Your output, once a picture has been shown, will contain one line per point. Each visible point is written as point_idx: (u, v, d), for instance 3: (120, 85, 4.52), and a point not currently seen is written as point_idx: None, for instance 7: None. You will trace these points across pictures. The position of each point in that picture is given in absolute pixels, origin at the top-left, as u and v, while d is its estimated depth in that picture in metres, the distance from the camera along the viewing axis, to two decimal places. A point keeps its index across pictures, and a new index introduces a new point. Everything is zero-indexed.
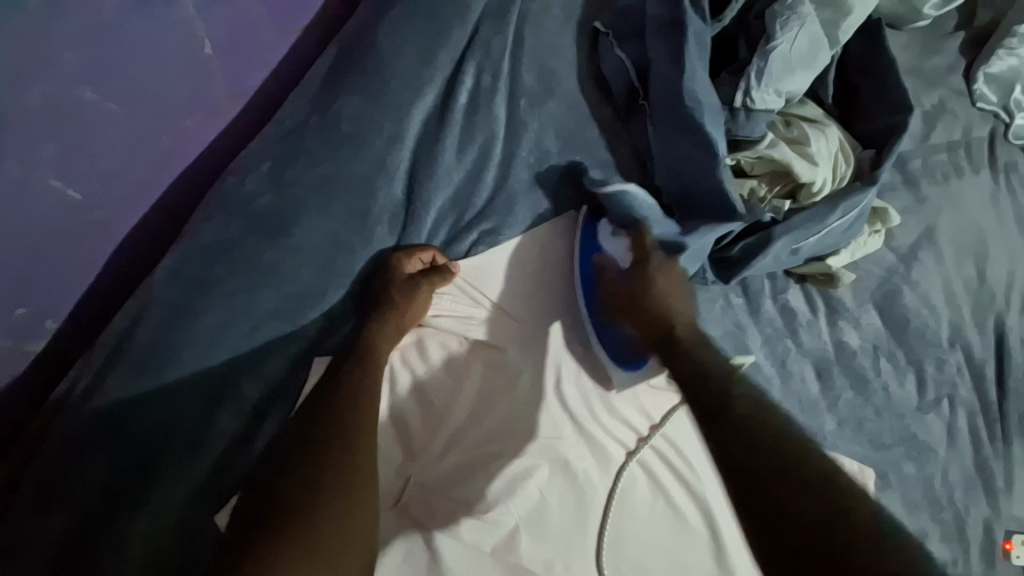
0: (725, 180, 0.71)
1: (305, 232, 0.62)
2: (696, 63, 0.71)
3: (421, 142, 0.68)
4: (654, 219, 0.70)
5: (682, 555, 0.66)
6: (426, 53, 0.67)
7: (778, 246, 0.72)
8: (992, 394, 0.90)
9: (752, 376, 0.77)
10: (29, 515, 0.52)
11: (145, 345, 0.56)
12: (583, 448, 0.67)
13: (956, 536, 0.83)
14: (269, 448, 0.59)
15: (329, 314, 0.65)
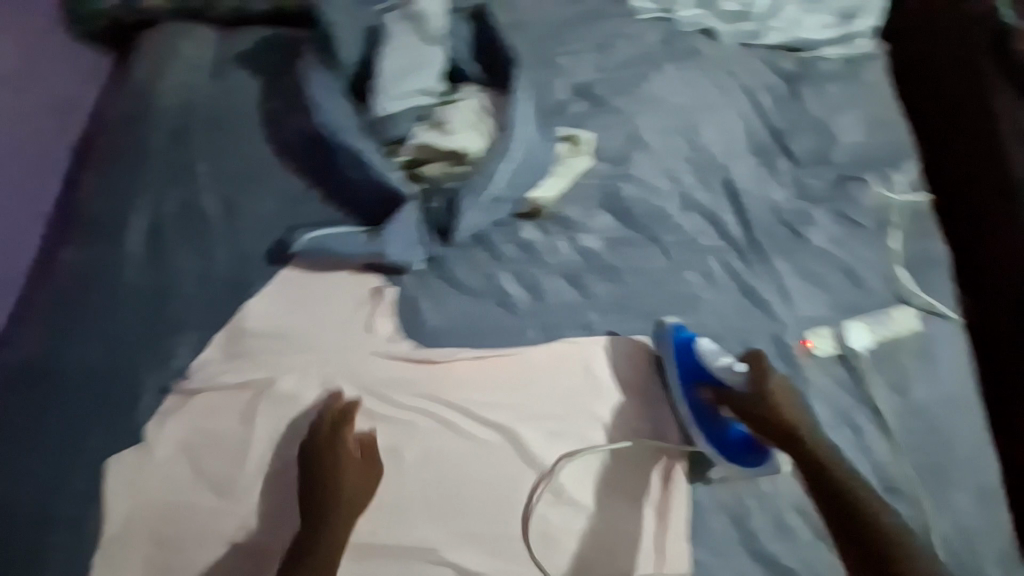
0: (392, 175, 0.87)
1: (78, 363, 0.77)
2: (327, 107, 0.88)
3: (153, 259, 0.83)
4: (346, 245, 0.86)
5: (487, 469, 0.82)
6: (124, 199, 0.86)
7: (466, 209, 0.89)
8: (734, 234, 1.08)
9: (512, 310, 0.92)
10: None
11: None
12: (378, 427, 0.80)
13: (746, 356, 0.99)
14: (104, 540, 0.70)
15: (123, 412, 0.76)
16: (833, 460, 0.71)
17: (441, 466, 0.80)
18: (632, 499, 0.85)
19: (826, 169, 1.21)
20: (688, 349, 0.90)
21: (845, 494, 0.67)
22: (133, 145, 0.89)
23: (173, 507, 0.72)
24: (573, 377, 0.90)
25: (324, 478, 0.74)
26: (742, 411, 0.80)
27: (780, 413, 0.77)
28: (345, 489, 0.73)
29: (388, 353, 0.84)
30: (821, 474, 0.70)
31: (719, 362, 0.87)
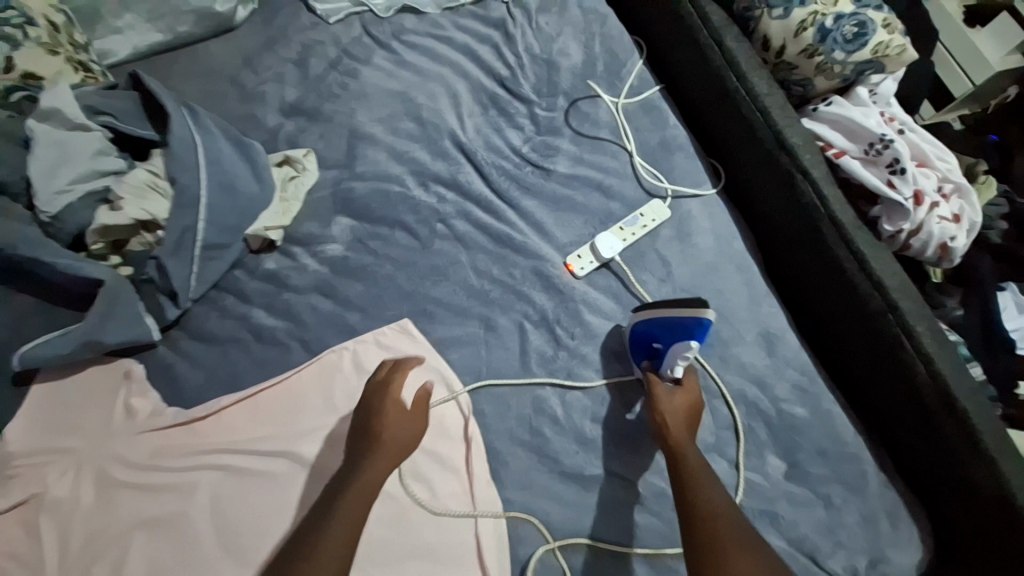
0: (79, 264, 0.87)
1: None
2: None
3: None
4: (55, 345, 0.86)
5: (282, 489, 0.85)
6: None
7: (177, 267, 0.92)
8: (479, 190, 1.13)
9: (271, 341, 0.95)
10: None
11: None
12: (161, 496, 0.83)
13: (514, 300, 1.04)
14: None
15: None
16: (715, 509, 0.80)
17: (258, 493, 0.84)
18: (439, 461, 0.91)
19: (558, 97, 1.26)
20: (693, 331, 0.91)
21: (728, 529, 0.77)
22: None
23: None
24: (343, 382, 0.93)
25: (376, 411, 0.85)
26: (662, 401, 0.92)
27: (679, 408, 0.92)
28: (394, 431, 0.83)
29: (151, 427, 0.87)
30: (701, 496, 0.81)
31: (687, 344, 0.90)
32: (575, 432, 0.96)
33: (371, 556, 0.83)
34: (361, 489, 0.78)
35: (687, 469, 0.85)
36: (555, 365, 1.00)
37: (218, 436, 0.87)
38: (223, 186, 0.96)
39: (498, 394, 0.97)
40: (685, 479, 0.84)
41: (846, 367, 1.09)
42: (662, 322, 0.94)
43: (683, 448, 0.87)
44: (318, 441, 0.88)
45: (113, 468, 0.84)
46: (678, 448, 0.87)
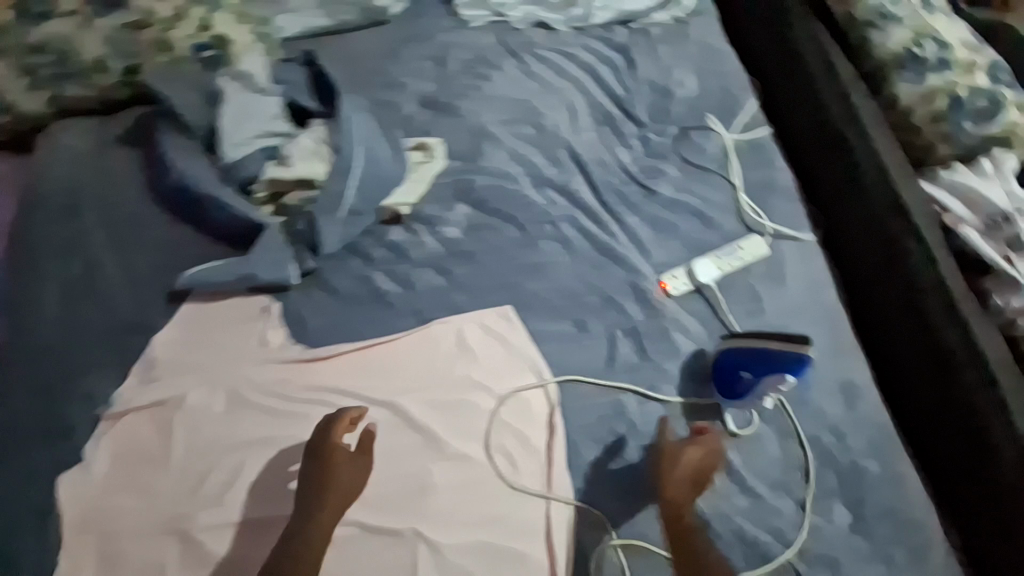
0: (250, 208, 1.03)
1: (16, 407, 0.92)
2: (190, 164, 1.06)
3: (66, 317, 0.98)
4: (219, 272, 1.00)
5: (382, 439, 0.95)
6: (36, 274, 1.01)
7: (323, 223, 1.04)
8: (586, 199, 1.20)
9: (386, 304, 1.05)
10: None
11: None
12: (279, 422, 0.94)
13: (606, 307, 1.10)
14: (61, 539, 0.85)
15: (61, 438, 0.91)
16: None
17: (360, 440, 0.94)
18: (521, 442, 0.97)
19: (670, 125, 1.33)
20: (789, 367, 0.95)
21: None
22: (41, 223, 1.06)
23: (113, 512, 0.86)
24: (446, 353, 1.03)
25: (322, 462, 0.87)
26: (671, 457, 0.95)
27: (688, 468, 0.94)
28: (340, 484, 0.86)
29: (282, 359, 0.99)
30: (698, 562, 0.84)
31: (782, 377, 0.95)
32: (647, 442, 1.01)
33: (446, 514, 0.91)
34: (312, 539, 0.82)
35: (684, 532, 0.87)
36: (638, 374, 1.05)
37: (333, 380, 0.98)
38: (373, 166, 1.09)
39: (581, 392, 1.02)
40: (684, 541, 0.86)
41: (924, 434, 1.08)
42: (758, 352, 0.98)
43: (683, 512, 0.89)
44: (419, 403, 0.98)
45: (242, 390, 0.96)
46: (676, 514, 0.89)
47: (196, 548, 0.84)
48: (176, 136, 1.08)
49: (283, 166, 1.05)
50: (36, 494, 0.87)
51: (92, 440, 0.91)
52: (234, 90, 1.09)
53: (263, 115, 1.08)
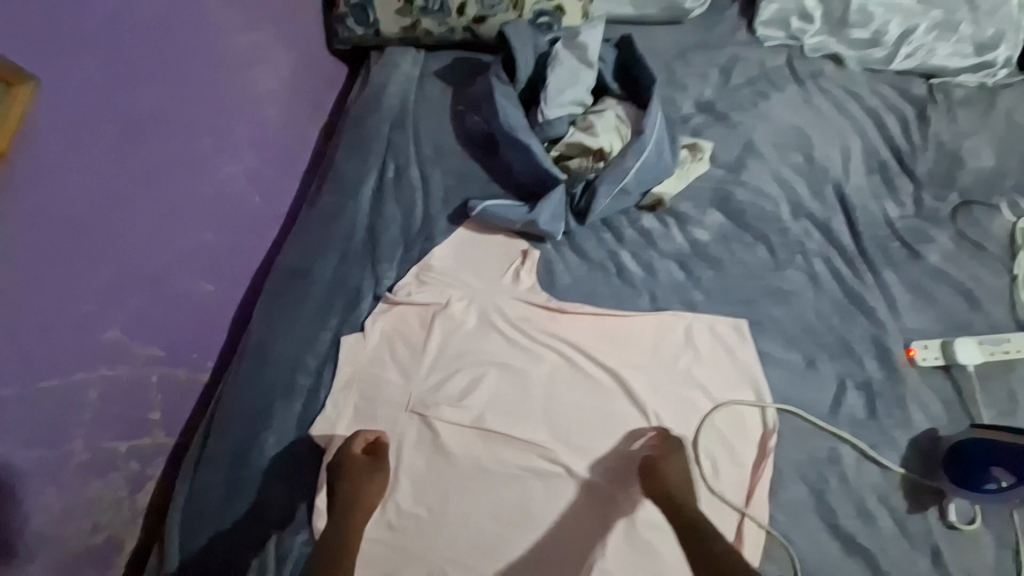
0: (549, 163, 1.15)
1: (323, 267, 1.09)
2: (507, 108, 1.18)
3: (373, 208, 1.16)
4: (509, 211, 1.12)
5: (600, 401, 1.03)
6: (356, 164, 1.19)
7: (603, 195, 1.12)
8: (842, 241, 1.17)
9: (628, 282, 1.12)
10: (216, 453, 0.95)
11: (252, 349, 1.02)
12: (518, 353, 1.06)
13: (844, 353, 1.07)
14: (334, 388, 1.01)
15: (350, 305, 1.08)
16: None
17: (581, 395, 1.03)
18: (726, 452, 1.00)
19: (951, 192, 1.24)
20: None
21: None
22: (363, 125, 1.24)
23: (376, 379, 1.02)
24: (673, 344, 1.08)
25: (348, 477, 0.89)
26: None
27: None
28: (365, 496, 0.87)
29: (529, 300, 1.10)
30: None
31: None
32: (857, 500, 0.97)
33: (641, 489, 0.96)
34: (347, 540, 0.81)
35: None
36: (863, 430, 1.01)
37: (569, 334, 1.07)
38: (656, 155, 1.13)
39: (799, 426, 1.02)
40: None
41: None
42: None
43: None
44: (640, 381, 1.04)
45: (493, 315, 1.08)
46: None
47: (434, 434, 0.98)
48: (502, 80, 1.21)
49: (588, 135, 1.16)
50: (322, 344, 1.04)
51: (370, 316, 1.06)
52: (571, 55, 1.20)
53: (585, 87, 1.20)
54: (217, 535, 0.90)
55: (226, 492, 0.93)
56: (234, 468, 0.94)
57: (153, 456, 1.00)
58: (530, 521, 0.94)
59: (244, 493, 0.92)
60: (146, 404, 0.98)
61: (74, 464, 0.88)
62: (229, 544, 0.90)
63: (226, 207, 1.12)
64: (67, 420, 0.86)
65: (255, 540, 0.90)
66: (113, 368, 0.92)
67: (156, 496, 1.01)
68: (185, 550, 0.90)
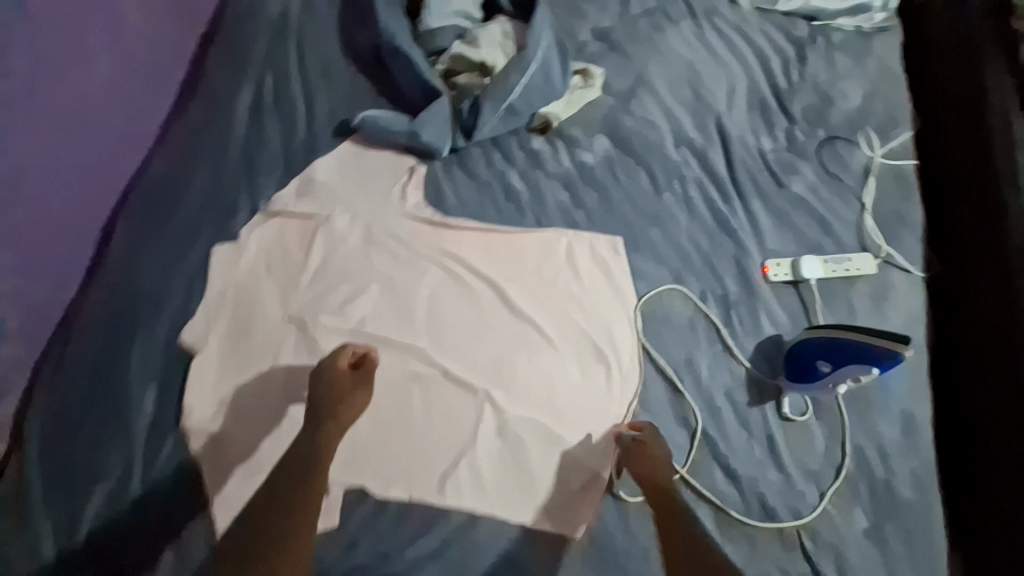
0: (431, 74, 1.15)
1: (196, 179, 1.06)
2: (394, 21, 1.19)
3: (251, 121, 1.12)
4: (391, 121, 1.13)
5: (482, 313, 1.07)
6: (234, 77, 1.15)
7: (485, 108, 1.14)
8: (718, 170, 1.24)
9: (514, 202, 1.16)
10: (77, 362, 0.93)
11: (117, 257, 0.99)
12: (401, 268, 1.07)
13: (708, 272, 1.16)
14: (208, 297, 0.99)
15: (226, 214, 1.05)
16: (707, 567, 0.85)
17: (463, 307, 1.07)
18: (599, 359, 1.07)
19: (819, 129, 1.34)
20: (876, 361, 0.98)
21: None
22: (244, 39, 1.19)
23: (251, 289, 1.01)
24: (554, 261, 1.13)
25: (334, 390, 0.90)
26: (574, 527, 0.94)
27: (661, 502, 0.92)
28: (348, 411, 0.90)
29: (416, 216, 1.11)
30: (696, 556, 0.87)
31: (868, 369, 1.00)
32: (705, 396, 1.09)
33: (508, 390, 1.04)
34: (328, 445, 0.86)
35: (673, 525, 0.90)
36: (715, 336, 1.13)
37: (453, 252, 1.10)
38: (541, 75, 1.18)
39: (660, 333, 1.12)
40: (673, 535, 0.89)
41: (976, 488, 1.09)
42: (845, 346, 1.00)
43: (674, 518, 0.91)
44: (519, 293, 1.09)
45: (379, 231, 1.09)
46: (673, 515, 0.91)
47: (311, 343, 0.99)
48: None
49: (472, 50, 1.19)
50: (191, 256, 1.01)
51: (246, 226, 1.04)
52: None
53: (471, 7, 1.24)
54: (77, 444, 0.90)
55: (87, 402, 0.92)
56: (96, 375, 0.93)
57: (6, 376, 0.92)
58: (408, 421, 1.00)
59: (104, 402, 0.92)
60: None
61: None
62: (90, 452, 0.89)
63: (94, 116, 1.05)
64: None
65: (119, 445, 0.90)
66: None
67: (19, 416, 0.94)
68: (45, 461, 0.89)
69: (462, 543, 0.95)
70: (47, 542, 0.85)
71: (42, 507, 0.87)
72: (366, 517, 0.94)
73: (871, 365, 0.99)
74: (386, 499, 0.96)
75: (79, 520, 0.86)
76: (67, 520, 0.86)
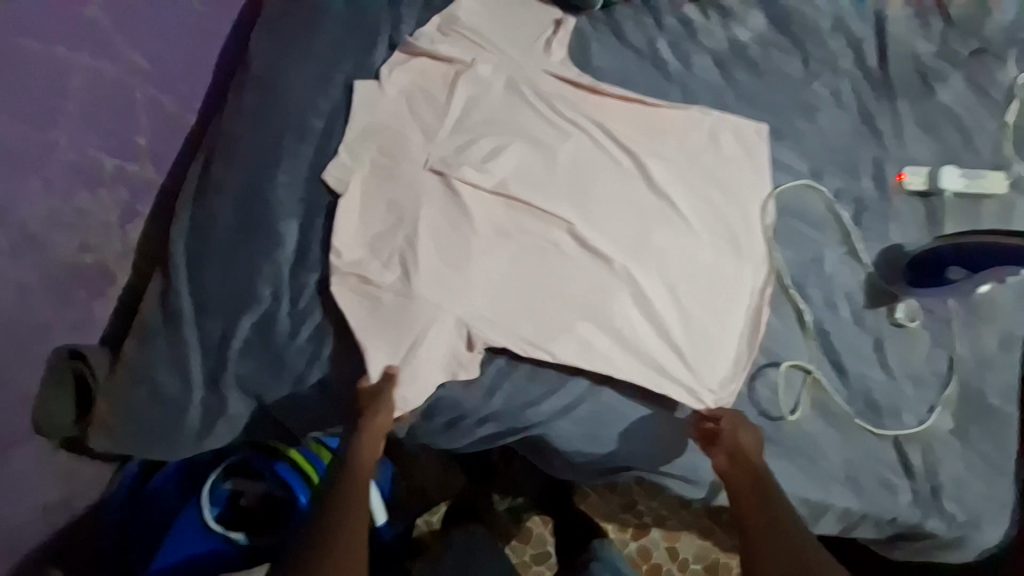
0: None
1: (332, 2, 0.99)
2: None
3: None
4: None
5: (625, 185, 1.03)
6: None
7: None
8: (870, 65, 1.19)
9: (661, 73, 1.10)
10: (221, 183, 0.93)
11: (258, 80, 0.95)
12: (545, 127, 1.01)
13: (847, 170, 1.15)
14: (345, 134, 0.96)
15: (365, 48, 0.99)
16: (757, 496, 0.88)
17: (607, 176, 1.03)
18: (731, 242, 1.07)
19: (972, 39, 1.25)
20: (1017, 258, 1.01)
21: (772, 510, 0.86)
22: None
23: (395, 134, 0.97)
24: (697, 139, 1.07)
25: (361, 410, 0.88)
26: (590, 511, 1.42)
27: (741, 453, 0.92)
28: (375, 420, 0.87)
29: (559, 74, 1.03)
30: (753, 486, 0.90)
31: (1015, 269, 1.00)
32: (826, 293, 1.12)
33: (643, 262, 1.02)
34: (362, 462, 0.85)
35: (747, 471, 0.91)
36: (845, 236, 1.13)
37: (597, 121, 1.03)
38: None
39: (791, 225, 1.12)
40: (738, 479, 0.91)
41: None
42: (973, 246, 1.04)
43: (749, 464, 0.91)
44: (660, 170, 1.05)
45: (527, 93, 1.02)
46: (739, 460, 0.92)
47: (456, 197, 0.97)
48: None
49: None
50: (333, 86, 0.97)
51: (387, 64, 0.99)
52: None
53: None
54: (224, 266, 0.91)
55: (237, 226, 0.92)
56: (241, 199, 0.93)
57: (141, 190, 0.96)
58: (544, 285, 0.99)
59: (247, 230, 0.92)
60: (132, 122, 0.91)
61: (62, 163, 0.81)
62: (239, 276, 0.91)
63: None
64: (48, 100, 0.77)
65: (268, 273, 0.92)
66: (99, 60, 0.82)
67: (149, 232, 0.99)
68: (193, 280, 0.91)
69: (593, 405, 1.00)
70: (198, 358, 0.90)
71: (191, 325, 0.90)
72: (503, 369, 0.99)
73: (1009, 262, 1.01)
74: (522, 358, 0.99)
75: (231, 340, 0.90)
76: (218, 342, 0.90)
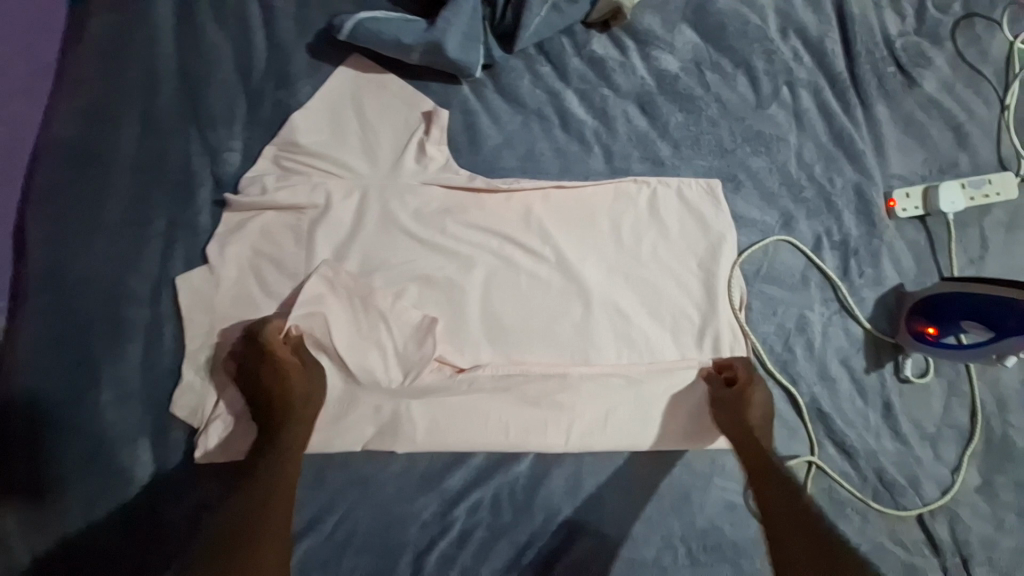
0: None
1: (117, 148, 0.77)
2: None
3: (201, 55, 0.81)
4: (400, 29, 0.81)
5: (553, 307, 0.84)
6: None
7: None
8: (835, 63, 0.95)
9: (572, 135, 0.88)
10: (26, 413, 0.71)
11: (40, 274, 0.74)
12: (437, 260, 0.82)
13: (823, 208, 0.93)
14: (174, 312, 0.76)
15: (178, 191, 0.78)
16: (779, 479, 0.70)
17: (537, 301, 0.84)
18: (697, 331, 0.87)
19: (953, 2, 1.00)
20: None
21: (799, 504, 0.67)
22: None
23: (248, 314, 0.76)
24: (632, 215, 0.87)
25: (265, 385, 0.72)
26: None
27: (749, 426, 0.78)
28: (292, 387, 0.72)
29: (445, 183, 0.82)
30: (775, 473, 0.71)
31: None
32: (818, 364, 0.93)
33: (597, 389, 0.84)
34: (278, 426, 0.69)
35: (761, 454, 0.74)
36: (828, 290, 0.94)
37: (504, 237, 0.84)
38: None
39: (771, 296, 0.92)
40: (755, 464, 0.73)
41: None
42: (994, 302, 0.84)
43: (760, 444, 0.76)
44: (600, 269, 0.86)
45: (407, 221, 0.81)
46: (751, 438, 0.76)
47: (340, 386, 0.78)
48: None
49: None
50: (146, 257, 0.76)
51: (216, 240, 0.77)
52: None
53: None
54: (58, 522, 0.70)
55: (64, 466, 0.71)
56: (59, 426, 0.72)
57: None
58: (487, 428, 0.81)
59: (83, 471, 0.72)
60: None
61: None
62: (84, 528, 0.71)
63: None
64: None
65: (120, 514, 0.72)
66: None
67: None
68: (23, 552, 0.69)
69: None
70: None
71: None
72: (442, 555, 0.79)
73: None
74: (466, 536, 0.80)
75: None
76: None
